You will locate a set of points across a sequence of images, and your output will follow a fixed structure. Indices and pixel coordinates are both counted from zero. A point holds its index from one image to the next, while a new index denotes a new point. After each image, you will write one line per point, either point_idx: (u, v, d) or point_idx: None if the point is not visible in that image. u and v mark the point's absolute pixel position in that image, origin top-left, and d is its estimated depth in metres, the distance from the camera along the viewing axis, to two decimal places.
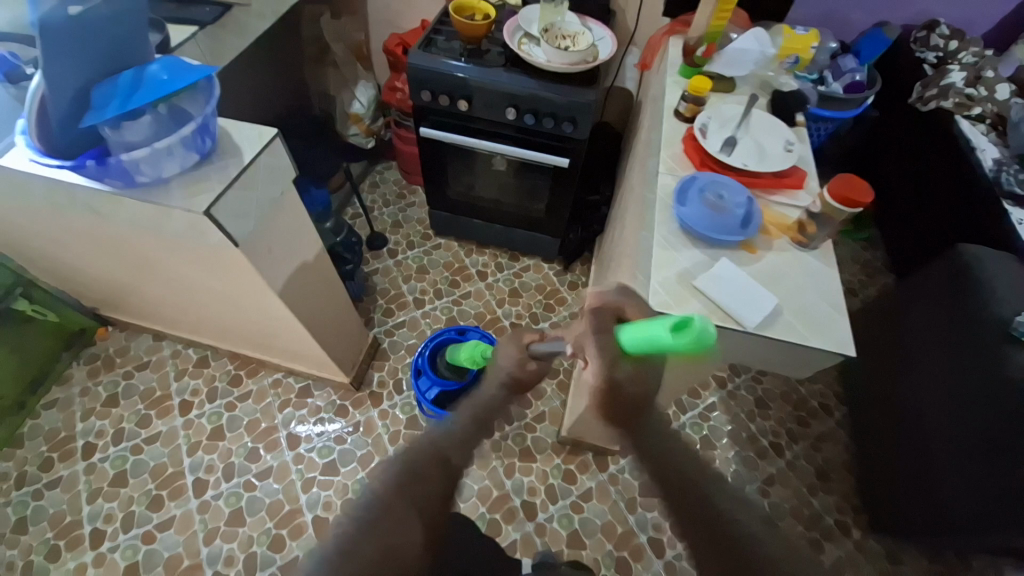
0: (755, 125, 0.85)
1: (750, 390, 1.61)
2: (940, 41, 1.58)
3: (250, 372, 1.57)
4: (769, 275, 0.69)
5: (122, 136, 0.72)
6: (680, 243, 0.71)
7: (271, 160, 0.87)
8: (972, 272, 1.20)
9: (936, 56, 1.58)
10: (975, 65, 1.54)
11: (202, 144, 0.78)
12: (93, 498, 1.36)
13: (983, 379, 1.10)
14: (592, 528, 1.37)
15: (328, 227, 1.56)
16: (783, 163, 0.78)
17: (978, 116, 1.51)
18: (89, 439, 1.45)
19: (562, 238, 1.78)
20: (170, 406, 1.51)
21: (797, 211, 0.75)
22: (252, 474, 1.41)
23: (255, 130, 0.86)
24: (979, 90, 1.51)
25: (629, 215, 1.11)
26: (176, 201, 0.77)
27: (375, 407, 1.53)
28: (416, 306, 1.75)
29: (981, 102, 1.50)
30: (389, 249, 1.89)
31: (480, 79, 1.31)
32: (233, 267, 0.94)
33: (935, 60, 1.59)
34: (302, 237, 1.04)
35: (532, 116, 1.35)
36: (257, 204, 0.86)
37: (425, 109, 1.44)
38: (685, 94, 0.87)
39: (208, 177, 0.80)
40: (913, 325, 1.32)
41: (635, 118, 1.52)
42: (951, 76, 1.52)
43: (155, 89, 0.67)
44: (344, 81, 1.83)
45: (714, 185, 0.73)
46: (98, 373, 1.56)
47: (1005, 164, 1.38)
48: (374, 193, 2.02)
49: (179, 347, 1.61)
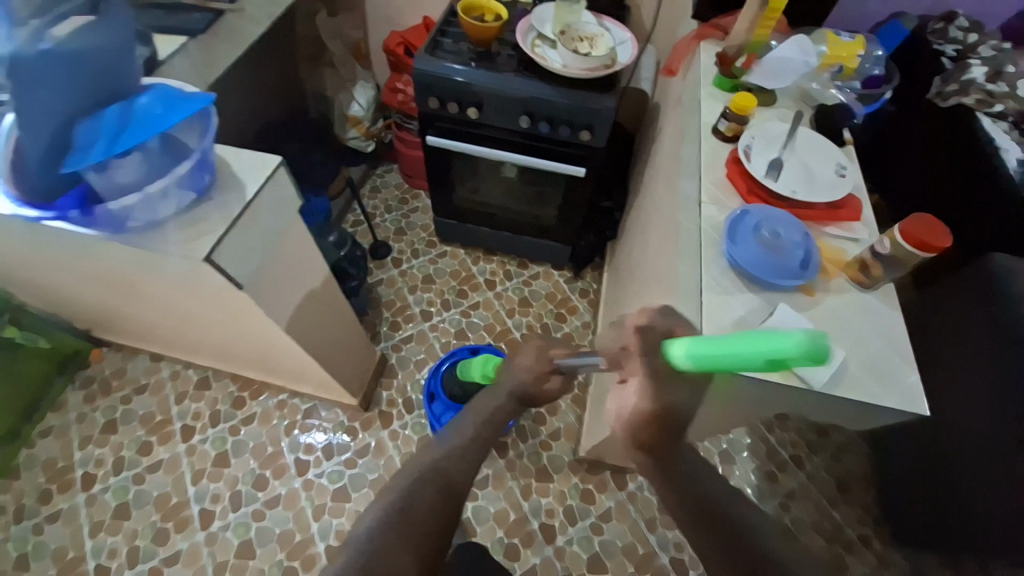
0: (804, 146, 0.79)
1: None
2: (959, 33, 1.30)
3: (253, 393, 1.51)
4: (832, 322, 0.64)
5: (110, 178, 0.65)
6: (732, 286, 0.65)
7: (275, 191, 0.80)
8: (996, 262, 1.08)
9: (956, 48, 1.29)
10: (992, 59, 1.25)
11: (200, 181, 0.72)
12: (96, 531, 1.31)
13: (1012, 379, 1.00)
14: (613, 550, 1.34)
15: (330, 242, 1.48)
16: (838, 193, 0.72)
17: (999, 113, 1.20)
18: (88, 469, 1.39)
19: (573, 244, 1.70)
20: (171, 431, 1.45)
21: (854, 246, 0.70)
22: (260, 502, 1.36)
23: (256, 158, 0.79)
24: (1001, 86, 1.23)
25: (655, 234, 1.05)
26: (173, 247, 0.70)
27: (385, 427, 1.48)
28: (423, 319, 1.68)
29: (1000, 99, 1.21)
30: (393, 257, 1.81)
31: (489, 86, 1.24)
32: (236, 305, 0.87)
33: (953, 53, 1.30)
34: (311, 264, 0.97)
35: (547, 124, 1.27)
36: (261, 240, 0.79)
37: (432, 116, 1.36)
38: (727, 111, 0.81)
39: (207, 216, 0.73)
40: (930, 315, 1.19)
41: (652, 121, 1.44)
42: (972, 71, 1.24)
43: (146, 126, 0.62)
44: (342, 82, 1.74)
45: (766, 221, 0.68)
46: (95, 398, 1.49)
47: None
48: (375, 198, 1.93)
49: (178, 368, 1.55)
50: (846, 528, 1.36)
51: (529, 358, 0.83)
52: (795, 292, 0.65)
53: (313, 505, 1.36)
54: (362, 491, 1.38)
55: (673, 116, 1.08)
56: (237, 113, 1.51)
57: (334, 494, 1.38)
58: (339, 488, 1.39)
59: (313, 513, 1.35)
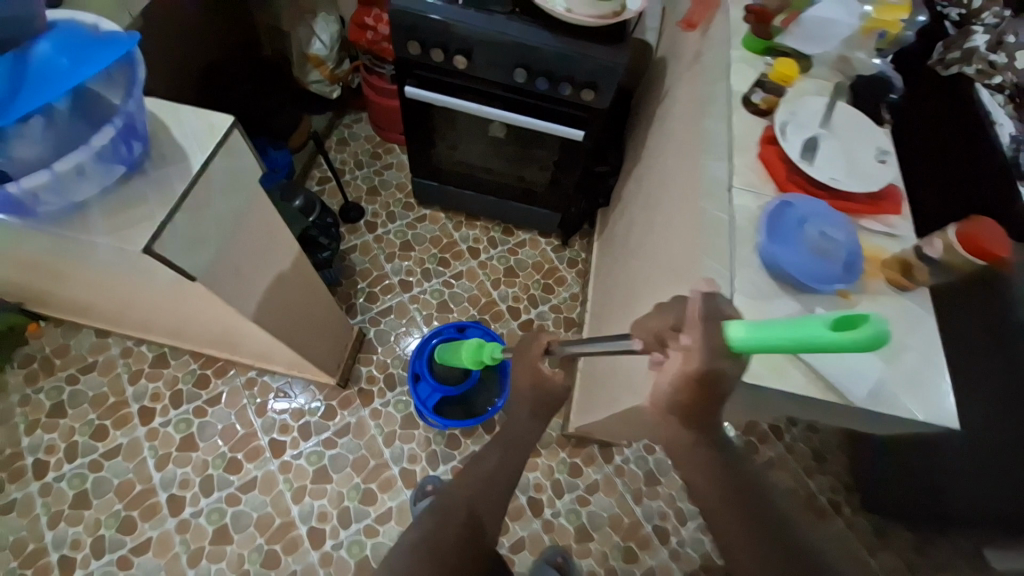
0: (846, 125, 0.72)
1: (807, 441, 1.47)
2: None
3: (218, 371, 1.39)
4: (900, 340, 0.63)
5: (10, 156, 0.51)
6: (768, 290, 0.62)
7: (229, 163, 0.65)
8: None
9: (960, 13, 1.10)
10: (995, 28, 1.05)
11: (129, 153, 0.57)
12: (55, 523, 1.21)
13: None
14: (600, 522, 1.36)
15: (296, 207, 1.30)
16: (880, 182, 0.68)
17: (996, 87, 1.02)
18: (39, 456, 1.27)
19: (563, 211, 1.59)
20: (128, 414, 1.32)
21: (892, 242, 0.67)
22: (234, 487, 1.28)
23: (203, 120, 0.63)
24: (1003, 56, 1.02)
25: (661, 214, 0.98)
26: (98, 235, 0.56)
27: (365, 406, 1.40)
28: (403, 289, 1.57)
29: (1002, 71, 1.02)
30: (367, 220, 1.66)
31: (478, 31, 1.07)
32: (194, 296, 0.75)
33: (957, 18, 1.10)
34: (278, 241, 0.82)
35: (545, 80, 1.13)
36: (215, 224, 0.65)
37: (411, 63, 1.19)
38: (767, 81, 0.74)
39: (145, 197, 0.58)
40: None
41: (658, 78, 1.30)
42: (975, 38, 1.04)
43: (57, 85, 0.48)
44: (299, 15, 1.48)
45: (811, 217, 0.64)
46: (37, 379, 1.34)
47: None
48: (343, 151, 1.74)
49: (129, 345, 1.39)
50: (819, 496, 1.43)
51: (524, 381, 0.81)
52: (833, 296, 0.63)
53: (292, 489, 1.29)
54: (344, 472, 1.32)
55: (691, 78, 0.96)
56: (168, 48, 1.26)
57: (314, 477, 1.31)
58: (319, 469, 1.32)
59: (293, 496, 1.29)
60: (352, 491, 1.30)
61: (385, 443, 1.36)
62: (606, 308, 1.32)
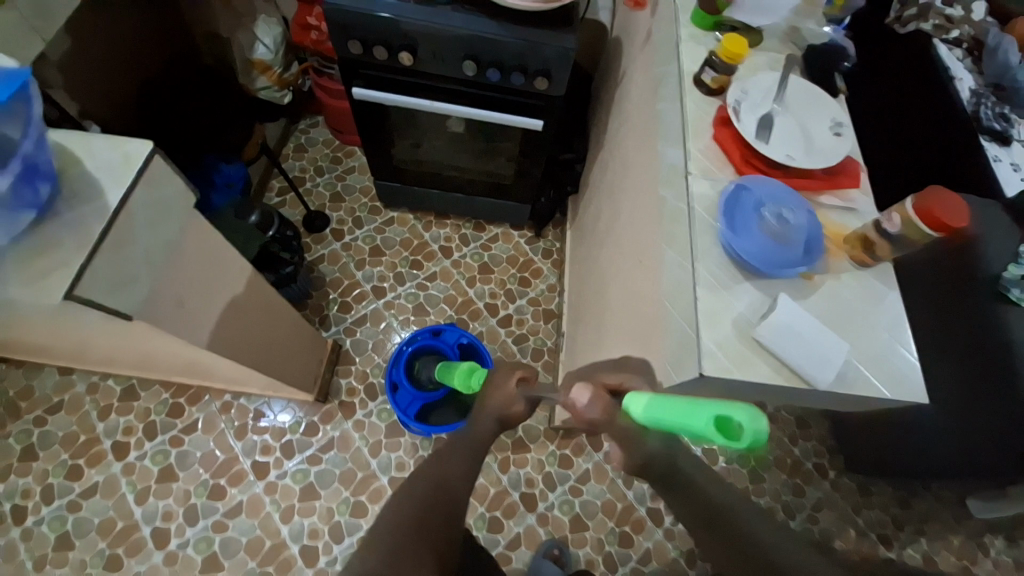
0: (799, 99, 0.71)
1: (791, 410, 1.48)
2: None
3: (191, 399, 1.35)
4: (866, 320, 0.61)
5: None
6: (729, 279, 0.61)
7: (151, 193, 0.60)
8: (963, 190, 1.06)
9: None
10: None
11: (34, 196, 0.54)
12: (39, 568, 1.18)
13: (991, 361, 0.99)
14: (592, 509, 1.36)
15: (253, 223, 1.26)
16: (837, 157, 0.66)
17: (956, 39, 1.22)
18: (15, 502, 1.22)
19: (532, 203, 1.56)
20: (102, 451, 1.28)
21: (852, 217, 0.66)
22: (220, 514, 1.25)
23: (116, 151, 0.59)
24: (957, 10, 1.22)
25: (624, 200, 0.96)
26: (11, 287, 0.52)
27: (348, 418, 1.37)
28: (377, 296, 1.54)
29: (960, 25, 1.22)
30: (333, 228, 1.61)
31: (419, 25, 1.02)
32: (136, 332, 0.71)
33: None
34: (224, 265, 0.79)
35: (496, 70, 1.09)
36: (143, 261, 0.61)
37: (355, 63, 1.14)
38: (715, 60, 0.71)
39: (59, 240, 0.55)
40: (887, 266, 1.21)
41: (614, 57, 1.28)
42: None
43: None
44: (238, 18, 1.40)
45: (767, 201, 0.63)
46: (2, 424, 1.29)
47: (983, 95, 1.12)
48: (302, 158, 1.69)
49: (94, 380, 1.35)
50: (804, 461, 1.42)
51: (494, 387, 0.79)
52: (797, 280, 0.62)
53: (279, 509, 1.27)
54: (332, 487, 1.30)
55: (643, 59, 0.93)
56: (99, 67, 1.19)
57: (302, 495, 1.29)
58: (305, 487, 1.30)
59: (282, 517, 1.27)
60: (342, 506, 1.29)
61: (371, 453, 1.34)
62: (581, 298, 1.29)
